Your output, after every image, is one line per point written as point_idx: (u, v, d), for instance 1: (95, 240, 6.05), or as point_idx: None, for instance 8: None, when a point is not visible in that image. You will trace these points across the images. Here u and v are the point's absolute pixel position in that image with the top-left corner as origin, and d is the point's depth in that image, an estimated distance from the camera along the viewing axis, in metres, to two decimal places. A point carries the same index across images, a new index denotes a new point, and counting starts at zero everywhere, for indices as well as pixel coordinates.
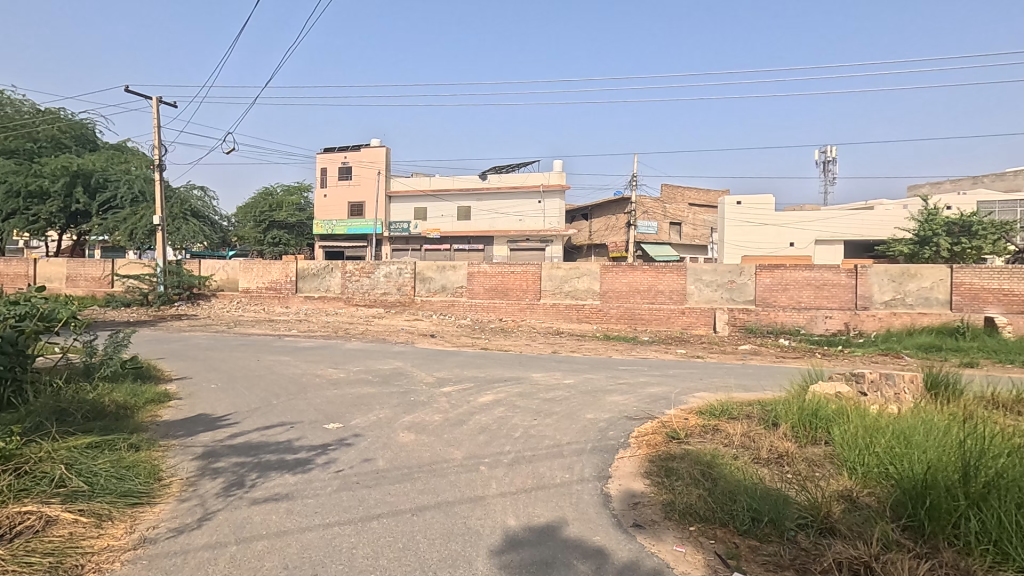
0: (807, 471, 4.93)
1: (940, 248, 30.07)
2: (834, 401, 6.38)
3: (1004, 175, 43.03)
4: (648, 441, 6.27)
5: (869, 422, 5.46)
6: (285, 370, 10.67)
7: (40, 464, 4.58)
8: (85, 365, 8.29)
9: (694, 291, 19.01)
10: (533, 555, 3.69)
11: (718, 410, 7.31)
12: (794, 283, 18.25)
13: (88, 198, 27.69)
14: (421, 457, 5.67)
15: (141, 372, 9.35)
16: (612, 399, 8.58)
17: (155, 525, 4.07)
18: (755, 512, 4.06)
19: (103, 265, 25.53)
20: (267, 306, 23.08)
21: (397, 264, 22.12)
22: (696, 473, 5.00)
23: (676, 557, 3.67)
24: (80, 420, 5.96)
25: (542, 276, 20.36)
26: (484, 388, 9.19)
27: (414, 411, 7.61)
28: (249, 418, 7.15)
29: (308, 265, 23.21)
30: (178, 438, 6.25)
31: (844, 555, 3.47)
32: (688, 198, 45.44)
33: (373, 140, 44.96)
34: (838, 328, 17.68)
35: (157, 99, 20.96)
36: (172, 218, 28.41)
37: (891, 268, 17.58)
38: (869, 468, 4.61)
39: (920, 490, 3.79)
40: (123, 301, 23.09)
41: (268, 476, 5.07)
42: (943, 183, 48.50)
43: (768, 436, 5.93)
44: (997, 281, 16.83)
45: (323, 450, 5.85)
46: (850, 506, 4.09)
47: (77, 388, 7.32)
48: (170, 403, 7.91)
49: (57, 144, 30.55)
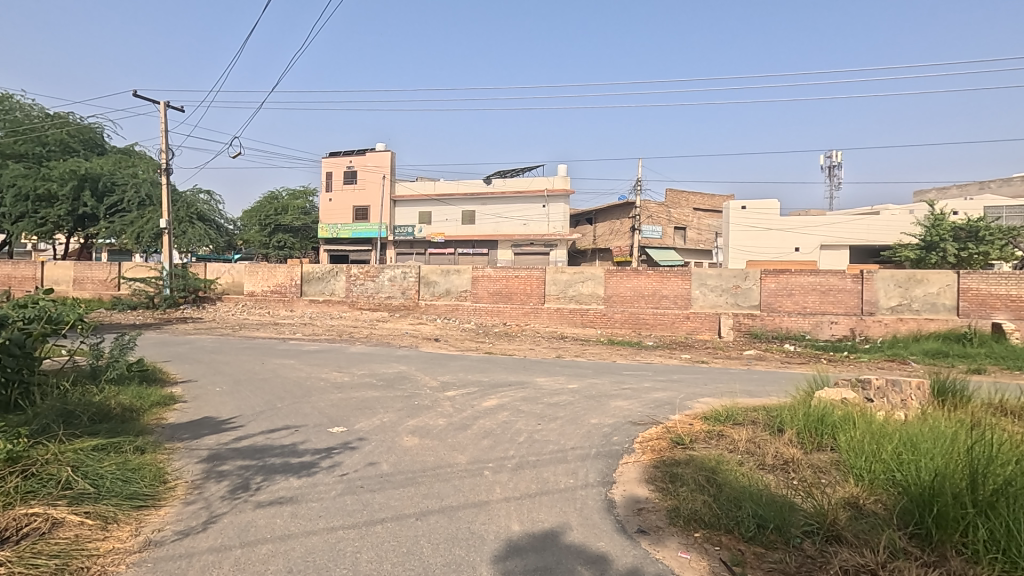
0: (813, 478, 4.91)
1: (947, 253, 30.12)
2: (840, 407, 6.35)
3: (1010, 180, 42.93)
4: (654, 446, 6.26)
5: (876, 428, 5.44)
6: (289, 373, 10.70)
7: (46, 467, 4.61)
8: (90, 368, 8.30)
9: (698, 296, 18.95)
10: (536, 562, 3.67)
11: (723, 415, 7.28)
12: (800, 288, 18.19)
13: (96, 202, 27.89)
14: (424, 462, 5.65)
15: (147, 375, 9.37)
16: (616, 404, 8.54)
17: (160, 528, 4.08)
18: (760, 519, 4.05)
19: (109, 268, 25.66)
20: (272, 310, 23.17)
21: (401, 268, 22.13)
22: (701, 478, 4.98)
23: (681, 564, 3.65)
24: (86, 423, 5.99)
25: (546, 281, 20.36)
26: (489, 392, 9.18)
27: (418, 414, 7.62)
28: (254, 422, 7.14)
29: (313, 269, 23.29)
30: (183, 442, 6.24)
31: (850, 562, 3.45)
32: (693, 203, 45.28)
33: (378, 144, 45.33)
34: (844, 333, 17.65)
35: (164, 103, 21.01)
36: (179, 222, 28.64)
37: (897, 273, 17.43)
38: (876, 475, 4.58)
39: (927, 497, 3.76)
40: (129, 303, 23.37)
41: (272, 479, 5.08)
42: (950, 188, 48.31)
43: (774, 442, 5.91)
44: (1005, 287, 16.65)
45: (327, 454, 5.86)
46: (857, 514, 4.06)
47: (83, 391, 7.35)
48: (175, 405, 7.93)
49: (66, 147, 30.77)
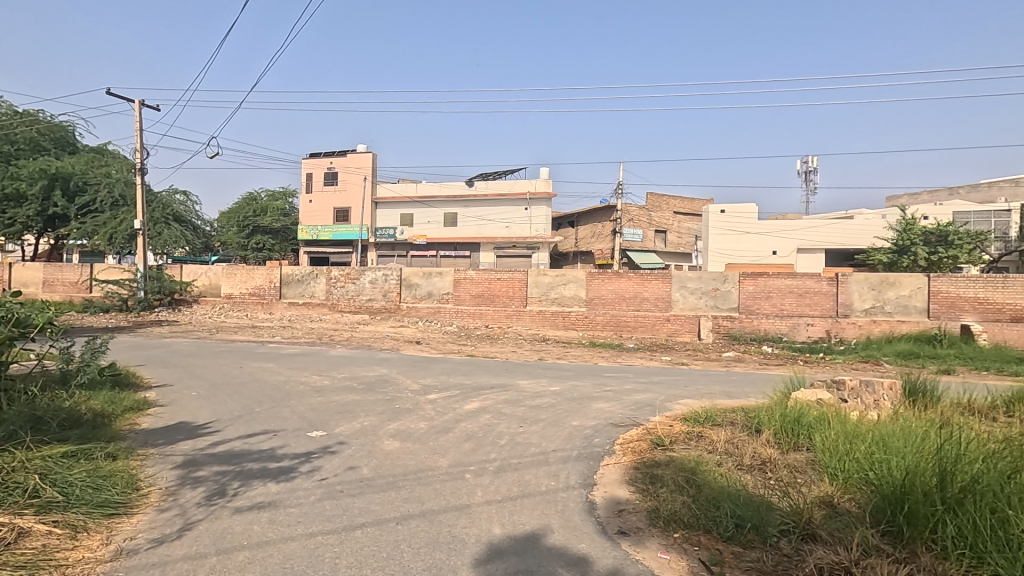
0: (790, 478, 4.99)
1: (918, 257, 30.78)
2: (815, 407, 6.50)
3: (978, 186, 44.10)
4: (634, 448, 6.31)
5: (851, 428, 5.55)
6: (268, 376, 10.55)
7: (13, 475, 4.49)
8: (60, 372, 8.10)
9: (678, 298, 19.20)
10: (517, 564, 3.69)
11: (703, 416, 7.39)
12: (777, 291, 18.50)
13: (67, 201, 27.27)
14: (405, 465, 5.62)
15: (120, 379, 9.19)
16: (598, 407, 8.58)
17: (133, 536, 4.01)
18: (738, 518, 4.10)
19: (80, 270, 25.06)
20: (251, 312, 22.83)
21: (382, 271, 21.99)
22: (681, 480, 5.02)
23: (660, 564, 3.69)
24: (55, 429, 5.85)
25: (529, 283, 20.39)
26: (470, 395, 9.14)
27: (400, 418, 7.56)
28: (231, 426, 7.04)
29: (292, 271, 23.02)
30: (157, 447, 6.12)
31: (825, 560, 3.51)
32: (674, 206, 45.69)
33: (360, 145, 45.11)
34: (820, 335, 17.94)
35: (139, 102, 20.68)
36: (154, 223, 28.11)
37: (870, 276, 17.80)
38: (850, 473, 4.67)
39: (899, 495, 3.85)
40: (102, 305, 22.90)
41: (250, 485, 5.02)
42: (921, 193, 49.48)
43: (752, 443, 6.00)
44: (973, 289, 17.12)
45: (307, 458, 5.81)
46: (832, 512, 4.15)
47: (52, 396, 7.19)
48: (150, 410, 7.79)
49: (35, 146, 30.04)
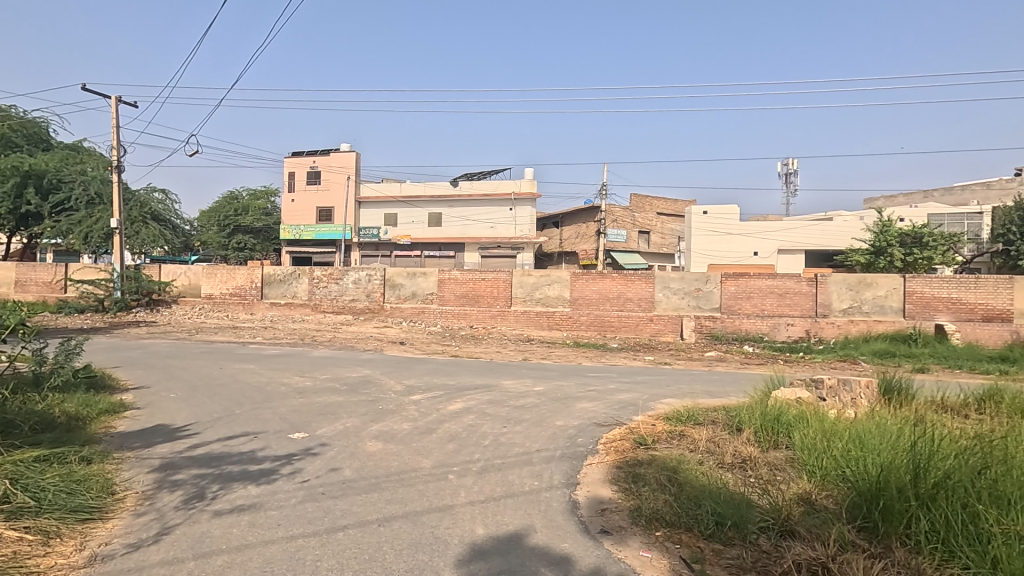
0: (769, 475, 5.06)
1: (894, 258, 31.34)
2: (794, 406, 6.60)
3: (952, 190, 45.09)
4: (616, 447, 6.35)
5: (828, 426, 5.64)
6: (249, 377, 10.43)
7: None
8: (33, 374, 7.93)
9: (661, 299, 19.35)
10: (500, 564, 3.69)
11: (684, 415, 7.45)
12: (758, 291, 18.73)
13: (40, 199, 26.70)
14: (388, 467, 5.59)
15: (95, 381, 9.01)
16: (581, 406, 8.62)
17: (108, 541, 3.95)
18: (719, 516, 4.15)
19: (55, 269, 24.54)
20: (231, 313, 22.54)
21: (366, 271, 21.85)
22: (662, 478, 5.07)
23: (642, 562, 3.72)
24: (27, 433, 5.72)
25: (513, 284, 20.40)
26: (454, 395, 9.12)
27: (383, 419, 7.52)
28: (211, 429, 6.94)
29: (274, 271, 22.78)
30: (134, 451, 6.02)
31: (803, 556, 3.56)
32: (657, 207, 46.02)
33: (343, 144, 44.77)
34: (800, 335, 18.21)
35: (116, 98, 20.31)
36: (131, 221, 27.63)
37: (849, 277, 18.08)
38: (828, 470, 4.75)
39: (875, 491, 3.93)
40: (78, 306, 22.45)
41: (230, 488, 4.96)
42: (897, 196, 50.45)
43: (733, 441, 6.07)
44: (947, 290, 17.51)
45: (288, 460, 5.76)
46: (810, 509, 4.21)
47: (25, 399, 7.04)
48: (126, 413, 7.66)
49: (8, 142, 29.37)
